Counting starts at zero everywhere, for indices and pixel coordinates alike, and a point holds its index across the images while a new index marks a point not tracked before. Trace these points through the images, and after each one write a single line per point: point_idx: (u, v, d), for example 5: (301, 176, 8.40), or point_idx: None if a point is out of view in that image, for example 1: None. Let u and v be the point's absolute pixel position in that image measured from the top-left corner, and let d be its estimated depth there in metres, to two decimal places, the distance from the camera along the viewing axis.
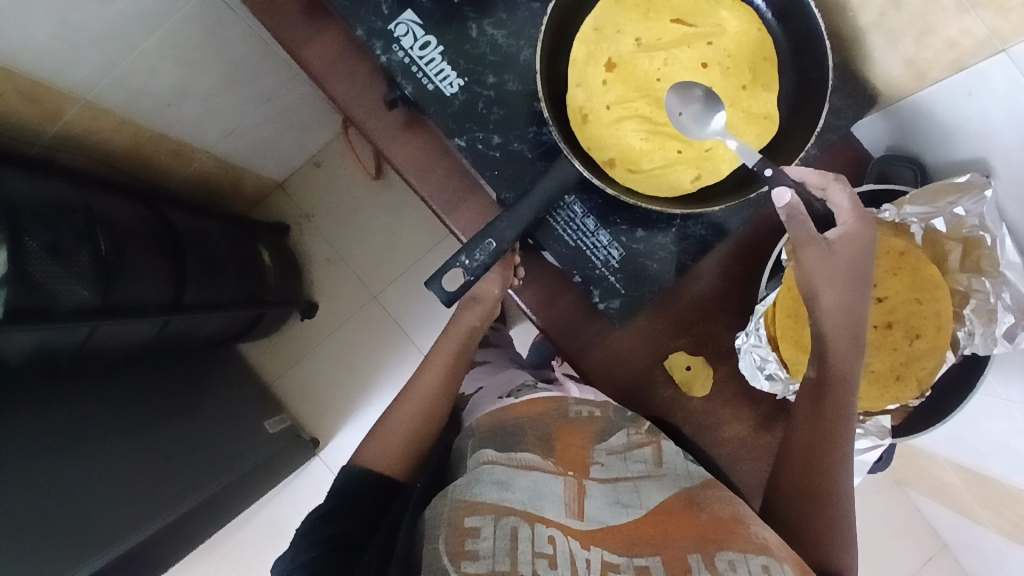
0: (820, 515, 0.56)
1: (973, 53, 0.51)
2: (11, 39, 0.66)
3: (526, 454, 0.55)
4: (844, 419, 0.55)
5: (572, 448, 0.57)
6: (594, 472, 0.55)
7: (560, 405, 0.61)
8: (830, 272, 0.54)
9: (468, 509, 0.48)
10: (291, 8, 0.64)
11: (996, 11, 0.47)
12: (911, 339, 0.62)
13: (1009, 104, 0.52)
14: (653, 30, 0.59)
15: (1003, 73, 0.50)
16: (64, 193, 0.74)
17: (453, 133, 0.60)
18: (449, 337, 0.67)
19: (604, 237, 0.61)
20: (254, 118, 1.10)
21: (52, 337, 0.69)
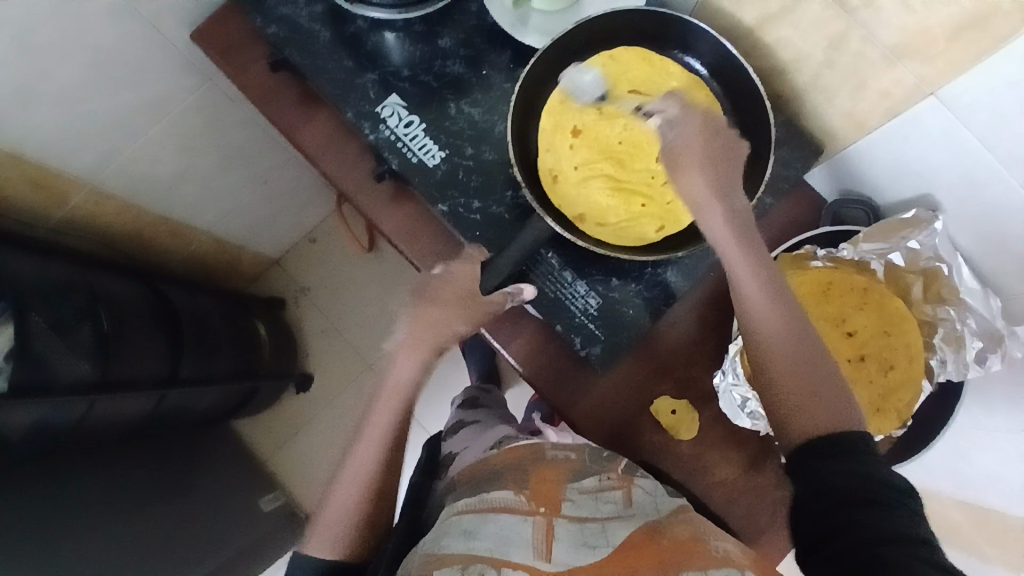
0: (795, 411, 0.52)
1: (904, 100, 0.56)
2: (21, 129, 0.72)
3: (498, 494, 0.56)
4: (778, 312, 0.54)
5: (545, 483, 0.58)
6: (566, 510, 0.55)
7: (536, 447, 0.63)
8: (692, 161, 0.56)
9: (436, 562, 0.50)
10: (288, 97, 0.71)
11: (921, 60, 0.52)
12: (885, 372, 0.63)
13: (944, 146, 0.57)
14: (613, 100, 0.65)
15: (936, 116, 0.55)
16: (68, 273, 0.79)
17: (435, 199, 0.65)
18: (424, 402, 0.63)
19: (580, 287, 0.65)
20: (250, 197, 1.16)
21: (50, 413, 0.71)
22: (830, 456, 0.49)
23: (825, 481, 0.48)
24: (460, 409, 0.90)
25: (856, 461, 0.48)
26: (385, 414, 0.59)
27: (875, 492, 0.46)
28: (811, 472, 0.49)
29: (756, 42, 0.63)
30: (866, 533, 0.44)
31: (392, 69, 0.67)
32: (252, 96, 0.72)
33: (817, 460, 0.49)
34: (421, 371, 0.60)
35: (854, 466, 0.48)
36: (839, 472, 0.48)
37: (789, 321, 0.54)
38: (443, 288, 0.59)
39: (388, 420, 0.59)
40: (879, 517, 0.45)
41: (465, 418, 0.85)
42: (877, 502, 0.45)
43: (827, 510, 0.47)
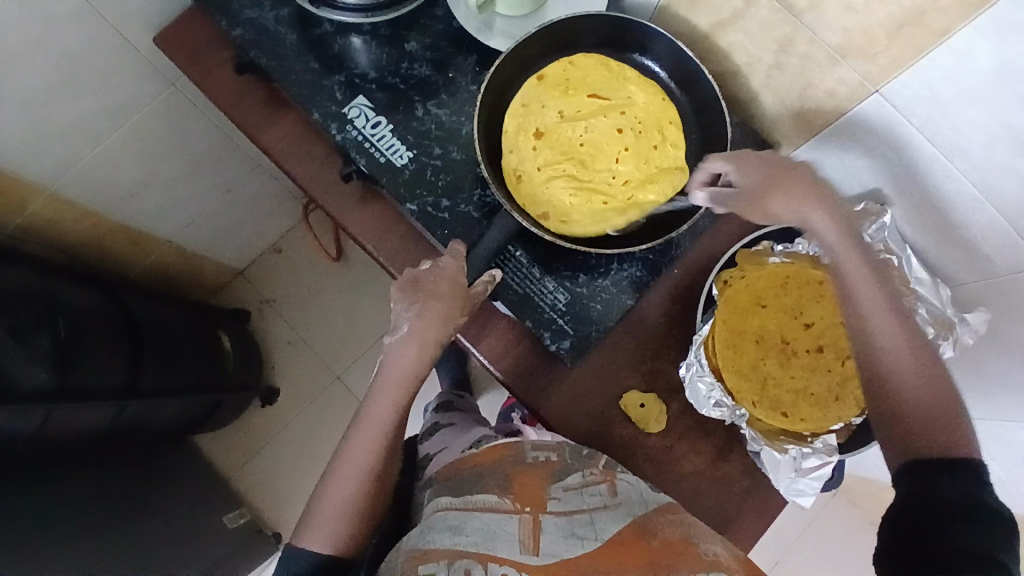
0: (914, 433, 0.51)
1: (851, 98, 0.59)
2: None
3: (482, 495, 0.56)
4: (901, 343, 0.53)
5: (528, 487, 0.57)
6: (552, 506, 0.55)
7: (516, 452, 0.62)
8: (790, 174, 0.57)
9: (421, 558, 0.50)
10: (254, 101, 0.72)
11: (864, 59, 0.55)
12: (842, 361, 0.62)
13: (890, 140, 0.60)
14: (573, 104, 0.67)
15: (878, 110, 0.58)
16: (26, 280, 0.77)
17: (404, 199, 0.65)
18: None
19: (549, 283, 0.65)
20: (215, 205, 1.15)
21: (9, 422, 0.69)
22: (951, 471, 0.48)
23: (918, 485, 0.49)
24: (435, 413, 0.89)
25: (967, 482, 0.47)
26: (389, 405, 0.58)
27: (976, 511, 0.46)
28: (915, 480, 0.49)
29: (711, 47, 0.66)
30: (955, 543, 0.45)
31: (359, 72, 0.67)
32: (218, 98, 0.72)
33: (934, 471, 0.49)
34: (426, 365, 0.59)
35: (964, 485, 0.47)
36: (957, 494, 0.47)
37: (913, 353, 0.53)
38: (438, 281, 0.58)
39: (393, 411, 0.58)
40: (970, 533, 0.45)
41: (439, 421, 0.84)
42: (972, 516, 0.45)
43: (919, 514, 0.47)
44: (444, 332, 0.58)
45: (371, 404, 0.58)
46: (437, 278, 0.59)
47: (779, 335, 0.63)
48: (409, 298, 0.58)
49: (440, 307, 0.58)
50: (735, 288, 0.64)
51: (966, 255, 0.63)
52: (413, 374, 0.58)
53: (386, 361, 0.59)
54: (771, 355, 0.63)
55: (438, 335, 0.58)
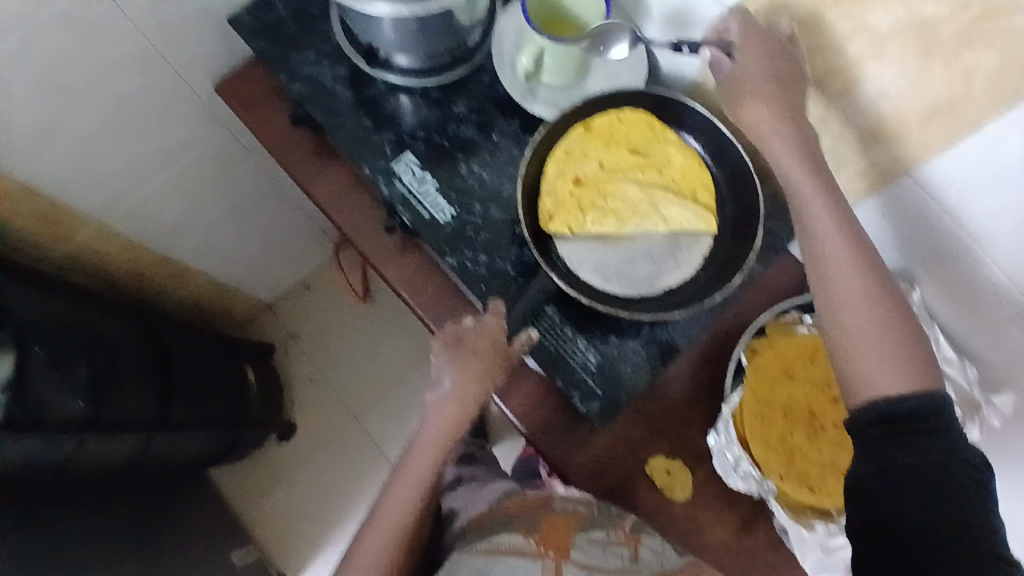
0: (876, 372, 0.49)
1: (882, 179, 0.61)
2: (34, 166, 0.76)
3: (509, 537, 0.58)
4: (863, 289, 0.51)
5: (555, 532, 0.58)
6: (574, 555, 0.55)
7: (547, 499, 0.64)
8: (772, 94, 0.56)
9: None
10: (305, 151, 0.76)
11: (897, 145, 0.57)
12: None
13: (919, 217, 0.61)
14: (614, 157, 0.65)
15: (909, 192, 0.59)
16: (67, 310, 0.81)
17: (444, 253, 0.68)
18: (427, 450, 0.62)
19: (581, 343, 0.66)
20: (253, 242, 1.19)
21: (39, 450, 0.71)
22: (904, 443, 0.46)
23: (889, 456, 0.46)
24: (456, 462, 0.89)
25: (946, 440, 0.45)
26: (427, 460, 0.61)
27: (953, 481, 0.44)
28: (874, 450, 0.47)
29: None
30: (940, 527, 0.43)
31: (408, 130, 0.71)
32: (271, 147, 0.76)
33: (892, 446, 0.47)
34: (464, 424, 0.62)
35: (942, 447, 0.45)
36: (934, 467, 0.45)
37: (874, 300, 0.51)
38: (478, 338, 0.60)
39: (430, 465, 0.61)
40: (944, 506, 0.44)
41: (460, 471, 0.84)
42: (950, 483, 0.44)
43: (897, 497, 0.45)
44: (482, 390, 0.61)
45: (411, 458, 0.62)
46: (478, 335, 0.61)
47: (808, 407, 0.63)
48: (450, 356, 0.62)
49: (479, 364, 0.60)
50: (764, 357, 0.65)
51: (995, 337, 0.62)
52: (453, 432, 0.62)
53: (429, 417, 0.63)
54: (799, 427, 0.63)
55: (476, 394, 0.61)
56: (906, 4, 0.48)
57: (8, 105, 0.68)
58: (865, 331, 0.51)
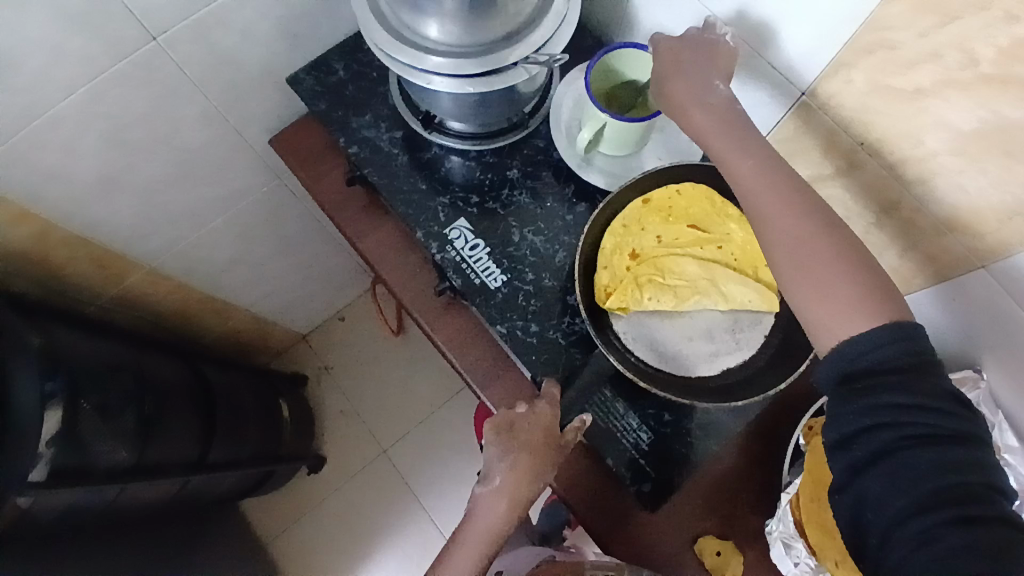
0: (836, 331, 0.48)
1: (954, 267, 0.59)
2: (95, 215, 0.78)
3: None
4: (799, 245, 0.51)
5: None
6: None
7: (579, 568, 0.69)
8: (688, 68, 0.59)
9: None
10: (357, 209, 0.76)
11: (974, 236, 0.55)
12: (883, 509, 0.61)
13: (985, 309, 0.58)
14: (673, 231, 0.64)
15: (981, 285, 0.57)
16: (118, 353, 0.82)
17: (494, 320, 0.67)
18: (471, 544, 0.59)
19: (632, 419, 0.64)
20: (293, 278, 1.20)
21: (83, 497, 0.72)
22: (867, 390, 0.46)
23: (874, 418, 0.45)
24: None
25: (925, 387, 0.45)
26: (472, 560, 0.59)
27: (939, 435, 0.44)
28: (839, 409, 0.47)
29: None
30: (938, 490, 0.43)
31: (461, 194, 0.71)
32: (324, 202, 0.77)
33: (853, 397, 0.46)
34: (511, 522, 0.60)
35: (924, 396, 0.44)
36: (918, 422, 0.44)
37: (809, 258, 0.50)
38: (532, 429, 0.58)
39: (474, 566, 0.59)
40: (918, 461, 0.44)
41: None
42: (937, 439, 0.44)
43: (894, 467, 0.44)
44: (532, 487, 0.59)
45: (453, 553, 0.60)
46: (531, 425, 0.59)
47: None
48: (502, 447, 0.59)
49: (531, 459, 0.58)
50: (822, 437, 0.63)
51: None
52: (499, 533, 0.59)
53: (474, 511, 0.60)
54: None
55: (526, 492, 0.59)
56: (992, 108, 0.47)
57: (74, 161, 0.70)
58: (801, 275, 0.50)
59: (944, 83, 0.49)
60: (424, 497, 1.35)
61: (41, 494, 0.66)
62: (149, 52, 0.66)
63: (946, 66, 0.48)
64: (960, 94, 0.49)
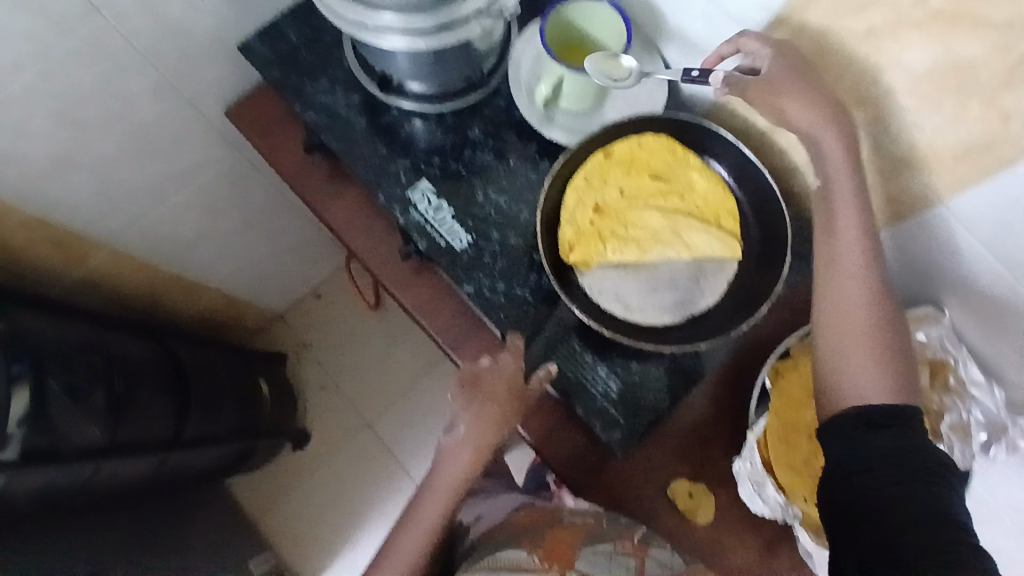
0: (854, 388, 0.54)
1: (915, 205, 0.60)
2: (51, 195, 0.75)
3: (512, 551, 0.66)
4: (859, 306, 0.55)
5: (559, 543, 0.67)
6: (578, 565, 0.64)
7: (556, 515, 0.72)
8: (777, 84, 0.57)
9: None
10: (317, 177, 0.75)
11: (932, 172, 0.56)
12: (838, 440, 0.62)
13: (945, 244, 0.60)
14: (635, 183, 0.65)
15: (943, 222, 0.58)
16: (83, 334, 0.81)
17: (461, 281, 0.67)
18: (443, 487, 0.61)
19: (601, 370, 0.65)
20: (262, 253, 1.19)
21: (58, 478, 0.71)
22: (882, 433, 0.50)
23: (880, 447, 0.50)
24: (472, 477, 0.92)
25: (900, 437, 0.50)
26: (436, 502, 0.62)
27: (924, 476, 0.48)
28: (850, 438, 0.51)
29: (768, 144, 0.69)
30: (916, 521, 0.46)
31: (423, 156, 0.70)
32: (284, 173, 0.76)
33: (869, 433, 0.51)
34: (477, 466, 0.62)
35: (894, 444, 0.49)
36: (886, 457, 0.49)
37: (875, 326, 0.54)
38: (496, 381, 0.59)
39: (438, 508, 0.61)
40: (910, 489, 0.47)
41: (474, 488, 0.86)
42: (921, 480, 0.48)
43: (870, 494, 0.48)
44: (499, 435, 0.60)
45: (424, 497, 0.62)
46: (495, 376, 0.59)
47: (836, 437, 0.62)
48: (465, 396, 0.61)
49: (494, 407, 0.60)
50: (788, 379, 0.65)
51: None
52: (467, 476, 0.62)
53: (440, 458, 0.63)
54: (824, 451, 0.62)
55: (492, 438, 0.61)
56: (945, 43, 0.48)
57: (21, 138, 0.67)
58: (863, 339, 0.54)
59: (901, 20, 0.50)
60: (410, 465, 1.37)
61: (12, 475, 0.65)
62: (89, 21, 0.63)
63: (902, 3, 0.49)
64: (917, 30, 0.49)
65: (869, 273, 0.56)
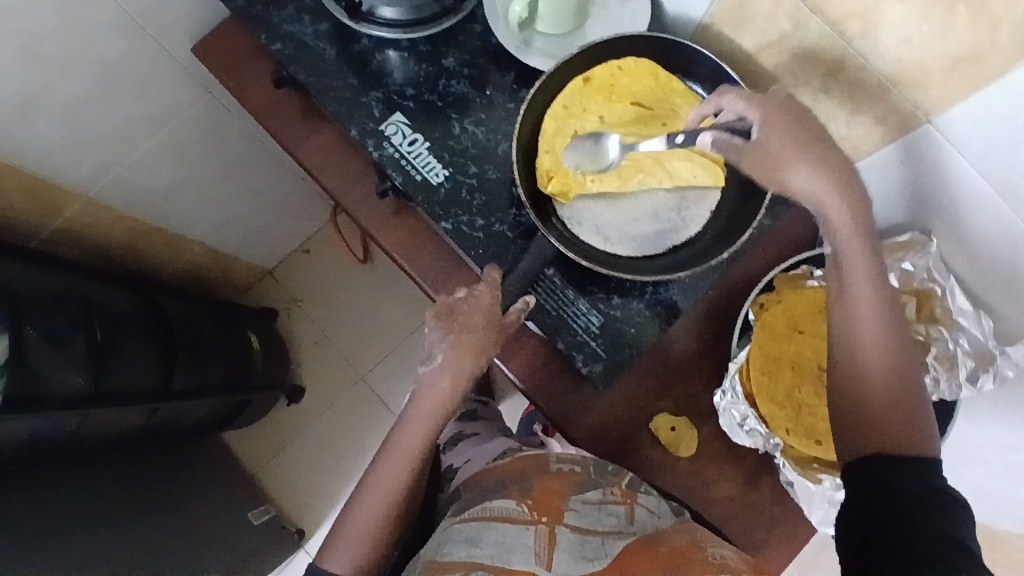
0: (881, 439, 0.51)
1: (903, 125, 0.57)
2: (17, 140, 0.72)
3: (501, 503, 0.59)
4: (882, 345, 0.53)
5: (549, 494, 0.61)
6: (567, 519, 0.57)
7: (543, 460, 0.65)
8: (781, 147, 0.53)
9: (438, 568, 0.54)
10: (290, 115, 0.72)
11: (919, 88, 0.53)
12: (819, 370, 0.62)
13: (933, 166, 0.58)
14: (616, 110, 0.63)
15: (930, 141, 0.56)
16: (60, 283, 0.79)
17: (439, 217, 0.65)
18: (421, 418, 0.59)
19: (583, 305, 0.64)
20: (245, 205, 1.17)
21: (42, 425, 0.71)
22: (902, 476, 0.48)
23: (898, 473, 0.49)
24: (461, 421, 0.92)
25: (919, 474, 0.48)
26: (416, 433, 0.59)
27: (933, 501, 0.46)
28: (871, 474, 0.50)
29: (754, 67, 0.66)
30: (914, 537, 0.45)
31: (396, 88, 0.67)
32: (254, 111, 0.73)
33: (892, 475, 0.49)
34: (457, 395, 0.60)
35: (913, 476, 0.48)
36: (904, 483, 0.48)
37: (895, 369, 0.53)
38: (473, 312, 0.58)
39: (420, 439, 0.59)
40: (923, 510, 0.46)
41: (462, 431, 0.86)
42: (927, 503, 0.46)
43: (868, 517, 0.48)
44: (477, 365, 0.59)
45: (401, 427, 0.60)
46: (471, 307, 0.59)
47: (816, 361, 0.62)
48: (444, 327, 0.59)
49: (471, 338, 0.58)
50: (772, 312, 0.64)
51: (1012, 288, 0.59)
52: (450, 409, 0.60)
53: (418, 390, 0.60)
54: (807, 381, 0.62)
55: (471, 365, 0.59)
56: None
57: None
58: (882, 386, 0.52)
59: None
60: None
61: None
62: None
63: None
64: None
65: (884, 321, 0.53)
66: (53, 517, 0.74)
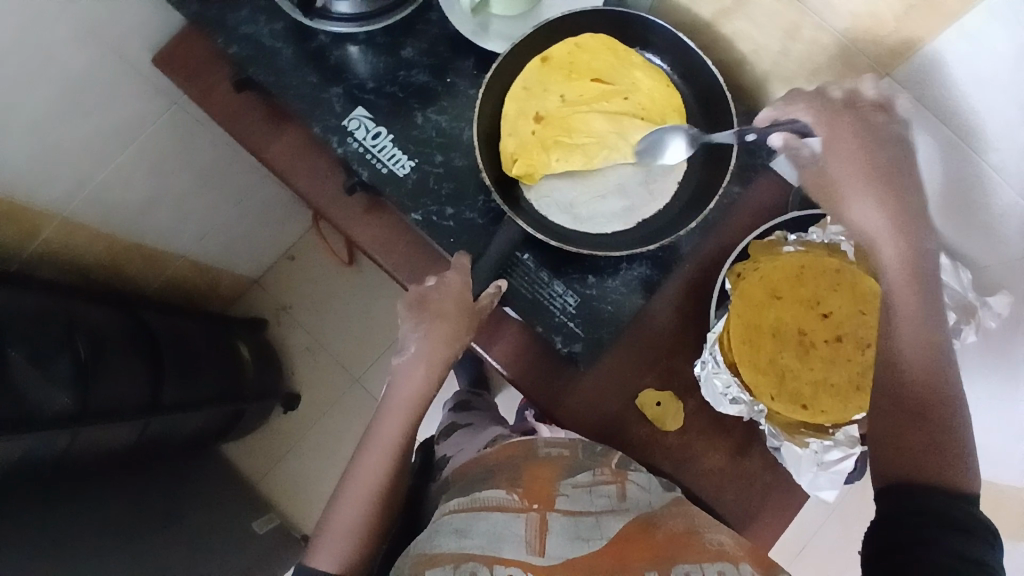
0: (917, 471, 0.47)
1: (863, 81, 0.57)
2: None
3: (491, 492, 0.58)
4: (926, 361, 0.49)
5: (538, 481, 0.60)
6: (559, 504, 0.57)
7: (529, 447, 0.64)
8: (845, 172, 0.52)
9: (427, 562, 0.52)
10: (254, 118, 0.72)
11: (875, 42, 0.53)
12: (800, 335, 0.60)
13: None
14: (577, 88, 0.62)
15: None
16: (42, 303, 0.79)
17: (408, 208, 0.65)
18: (403, 409, 0.60)
19: (558, 287, 0.64)
20: (225, 215, 1.16)
21: (34, 447, 0.71)
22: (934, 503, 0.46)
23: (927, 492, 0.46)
24: (452, 413, 0.92)
25: (948, 500, 0.46)
26: (397, 423, 0.59)
27: (954, 525, 0.45)
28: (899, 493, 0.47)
29: (713, 36, 0.66)
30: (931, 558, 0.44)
31: (357, 82, 0.67)
32: (217, 116, 0.72)
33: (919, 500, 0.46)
34: (435, 380, 0.60)
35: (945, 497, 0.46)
36: (933, 503, 0.46)
37: (938, 397, 0.48)
38: (444, 299, 0.59)
39: (399, 428, 0.60)
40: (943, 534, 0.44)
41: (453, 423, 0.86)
42: (953, 527, 0.45)
43: (890, 529, 0.47)
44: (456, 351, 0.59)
45: (383, 418, 0.60)
46: (443, 295, 0.60)
47: (796, 327, 0.60)
48: (415, 318, 0.60)
49: (447, 326, 0.59)
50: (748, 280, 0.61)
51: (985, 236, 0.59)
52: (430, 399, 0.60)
53: (396, 381, 0.61)
54: (788, 348, 0.60)
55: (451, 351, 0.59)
56: None
57: None
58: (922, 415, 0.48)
59: None
60: None
61: None
62: None
63: None
64: None
65: (924, 346, 0.49)
66: (50, 539, 0.73)
